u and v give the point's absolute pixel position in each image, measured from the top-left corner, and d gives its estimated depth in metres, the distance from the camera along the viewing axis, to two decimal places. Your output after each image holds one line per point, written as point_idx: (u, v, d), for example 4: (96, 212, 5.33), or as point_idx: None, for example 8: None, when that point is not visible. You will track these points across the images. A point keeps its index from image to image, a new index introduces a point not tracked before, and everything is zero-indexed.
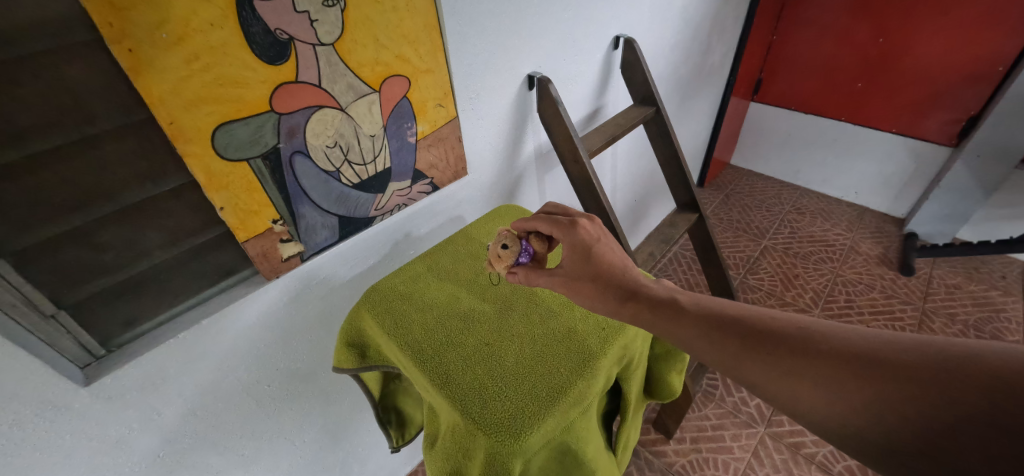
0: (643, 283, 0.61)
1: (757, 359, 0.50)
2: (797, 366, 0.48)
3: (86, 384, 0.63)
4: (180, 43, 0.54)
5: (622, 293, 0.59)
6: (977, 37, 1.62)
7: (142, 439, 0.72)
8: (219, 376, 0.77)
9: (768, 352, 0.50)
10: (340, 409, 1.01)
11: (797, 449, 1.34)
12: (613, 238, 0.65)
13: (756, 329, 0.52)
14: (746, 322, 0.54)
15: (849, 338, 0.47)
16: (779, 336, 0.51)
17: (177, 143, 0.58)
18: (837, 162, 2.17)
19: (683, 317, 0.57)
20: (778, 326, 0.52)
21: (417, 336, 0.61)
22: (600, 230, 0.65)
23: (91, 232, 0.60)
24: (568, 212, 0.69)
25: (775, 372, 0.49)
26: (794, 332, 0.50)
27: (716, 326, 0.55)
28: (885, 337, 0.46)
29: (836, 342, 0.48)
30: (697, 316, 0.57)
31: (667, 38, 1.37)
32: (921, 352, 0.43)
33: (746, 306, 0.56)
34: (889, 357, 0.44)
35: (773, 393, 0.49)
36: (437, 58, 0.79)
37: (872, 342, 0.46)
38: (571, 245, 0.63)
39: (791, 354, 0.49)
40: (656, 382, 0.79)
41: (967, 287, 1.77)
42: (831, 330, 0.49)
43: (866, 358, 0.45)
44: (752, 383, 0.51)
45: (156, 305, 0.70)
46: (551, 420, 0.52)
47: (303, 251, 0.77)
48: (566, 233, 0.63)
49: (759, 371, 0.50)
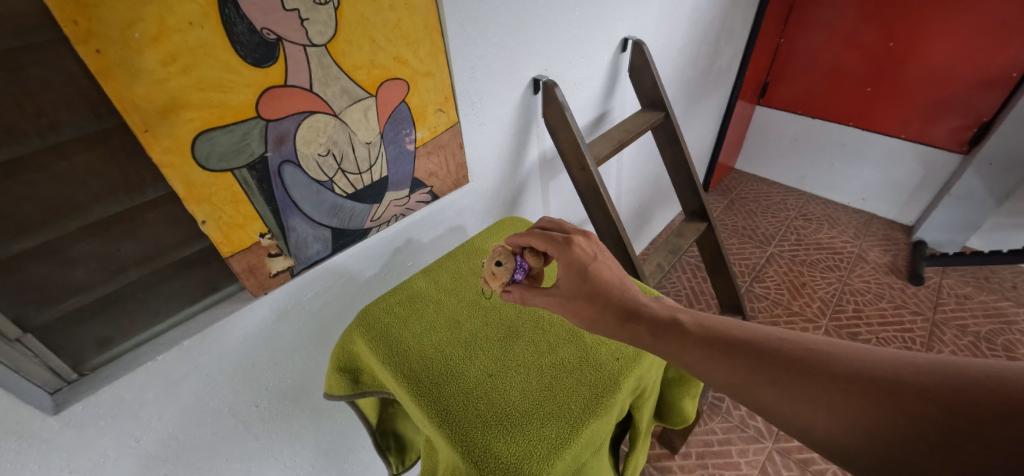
0: (644, 303, 0.56)
1: (766, 382, 0.45)
2: (806, 388, 0.43)
3: (55, 413, 0.58)
4: (155, 43, 0.49)
5: (623, 316, 0.55)
6: (991, 43, 1.57)
7: (119, 467, 0.67)
8: (202, 398, 0.72)
9: (775, 374, 0.45)
10: (333, 428, 0.95)
11: (807, 466, 1.29)
12: (612, 256, 0.61)
13: (762, 349, 0.48)
14: (751, 342, 0.49)
15: (861, 358, 0.43)
16: (788, 357, 0.46)
17: (153, 153, 0.53)
18: (844, 168, 2.13)
19: (684, 339, 0.52)
20: (785, 347, 0.47)
21: (413, 365, 0.56)
22: (597, 247, 0.60)
23: (60, 248, 0.55)
24: (564, 228, 0.64)
25: (783, 394, 0.44)
26: (803, 354, 0.46)
27: (722, 347, 0.49)
28: (897, 356, 0.42)
29: (848, 363, 0.43)
30: (702, 338, 0.51)
31: (675, 40, 1.32)
32: (935, 373, 0.39)
33: (751, 324, 0.51)
34: (903, 378, 0.40)
35: (779, 415, 0.45)
36: (438, 60, 0.75)
37: (884, 362, 0.42)
38: (567, 264, 0.58)
39: (801, 376, 0.44)
40: (667, 407, 0.75)
41: (977, 297, 1.73)
42: (841, 349, 0.45)
43: (878, 379, 0.40)
44: (759, 406, 0.46)
45: (134, 323, 0.65)
46: (562, 464, 0.47)
47: (293, 265, 0.73)
48: (561, 252, 0.58)
49: (769, 395, 0.45)
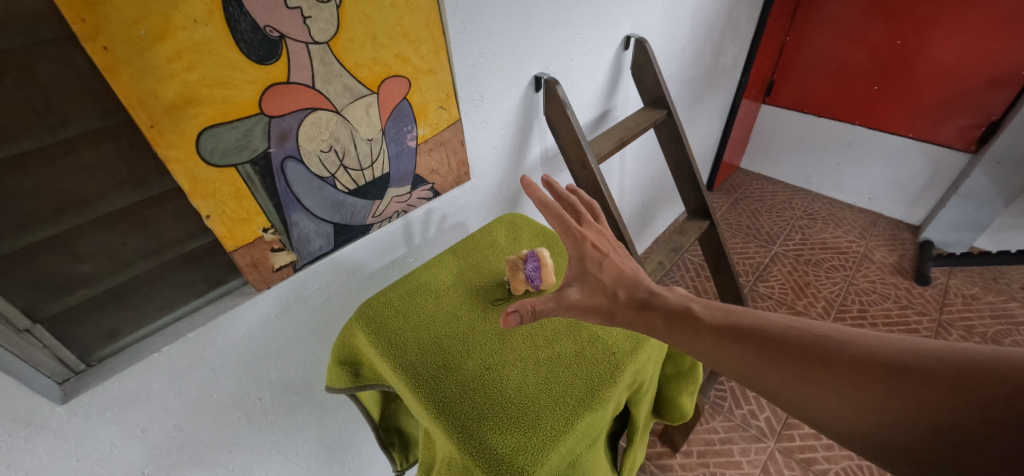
0: (657, 290, 0.57)
1: (779, 368, 0.46)
2: (817, 375, 0.44)
3: (64, 402, 0.59)
4: (160, 40, 0.50)
5: (619, 308, 0.55)
6: (999, 41, 1.55)
7: (125, 456, 0.68)
8: (206, 390, 0.73)
9: (786, 360, 0.46)
10: (335, 422, 0.96)
11: (808, 465, 1.29)
12: (624, 250, 0.61)
13: (772, 337, 0.48)
14: (762, 329, 0.50)
15: (867, 345, 0.44)
16: (799, 344, 0.47)
17: (159, 148, 0.54)
18: (850, 166, 2.12)
19: (696, 328, 0.52)
20: (795, 334, 0.48)
21: (412, 357, 0.57)
22: (610, 244, 0.60)
23: (69, 241, 0.56)
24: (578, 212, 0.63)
25: (794, 381, 0.45)
26: (812, 340, 0.46)
27: (734, 335, 0.50)
28: (901, 342, 0.43)
29: (857, 348, 0.44)
30: (713, 326, 0.52)
31: (679, 38, 1.32)
32: (941, 357, 0.40)
33: (763, 311, 0.52)
34: (909, 363, 0.41)
35: (790, 401, 0.46)
36: (440, 58, 0.75)
37: (891, 348, 0.42)
38: (579, 257, 0.58)
39: (811, 362, 0.45)
40: (665, 404, 0.75)
41: (985, 297, 1.71)
42: (849, 335, 0.45)
43: (886, 364, 0.42)
44: (771, 392, 0.47)
45: (140, 316, 0.66)
46: (556, 456, 0.47)
47: (296, 260, 0.74)
48: (574, 242, 0.58)
49: (782, 381, 0.46)
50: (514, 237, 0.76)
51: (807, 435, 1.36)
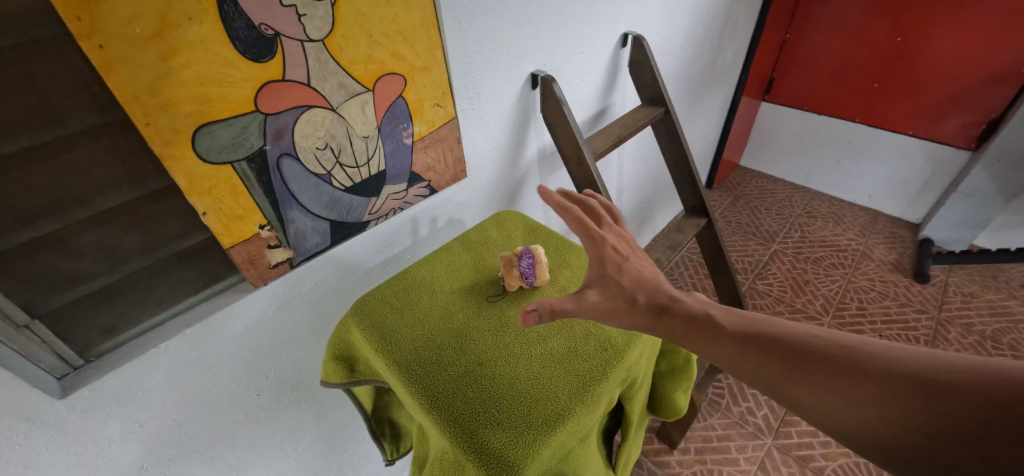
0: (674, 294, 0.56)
1: (801, 379, 0.46)
2: (840, 384, 0.44)
3: (62, 397, 0.60)
4: (155, 39, 0.50)
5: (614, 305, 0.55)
6: (1000, 38, 1.55)
7: (124, 451, 0.69)
8: (204, 385, 0.73)
9: (808, 370, 0.46)
10: (333, 418, 0.97)
11: (805, 463, 1.29)
12: (642, 255, 0.61)
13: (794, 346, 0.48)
14: (783, 338, 0.49)
15: (892, 354, 0.43)
16: (823, 354, 0.46)
17: (155, 145, 0.54)
18: (850, 164, 2.11)
19: (717, 334, 0.52)
20: (817, 343, 0.47)
21: (406, 353, 0.57)
22: (627, 247, 0.61)
23: (67, 237, 0.57)
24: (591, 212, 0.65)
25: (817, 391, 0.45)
26: (835, 350, 0.46)
27: (755, 343, 0.49)
28: (929, 354, 0.42)
29: (883, 359, 0.43)
30: (733, 332, 0.51)
31: (677, 35, 1.32)
32: (971, 371, 0.39)
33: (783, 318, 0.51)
34: (938, 376, 0.40)
35: (812, 411, 0.45)
36: (435, 55, 0.76)
37: (918, 361, 0.42)
38: (597, 259, 0.58)
39: (835, 373, 0.45)
40: (659, 400, 0.75)
41: (984, 295, 1.71)
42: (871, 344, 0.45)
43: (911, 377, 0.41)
44: (793, 402, 0.46)
45: (137, 312, 0.67)
46: (548, 450, 0.48)
47: (293, 256, 0.74)
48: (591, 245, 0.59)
49: (804, 391, 0.45)
50: (509, 233, 0.77)
51: (804, 432, 1.36)
